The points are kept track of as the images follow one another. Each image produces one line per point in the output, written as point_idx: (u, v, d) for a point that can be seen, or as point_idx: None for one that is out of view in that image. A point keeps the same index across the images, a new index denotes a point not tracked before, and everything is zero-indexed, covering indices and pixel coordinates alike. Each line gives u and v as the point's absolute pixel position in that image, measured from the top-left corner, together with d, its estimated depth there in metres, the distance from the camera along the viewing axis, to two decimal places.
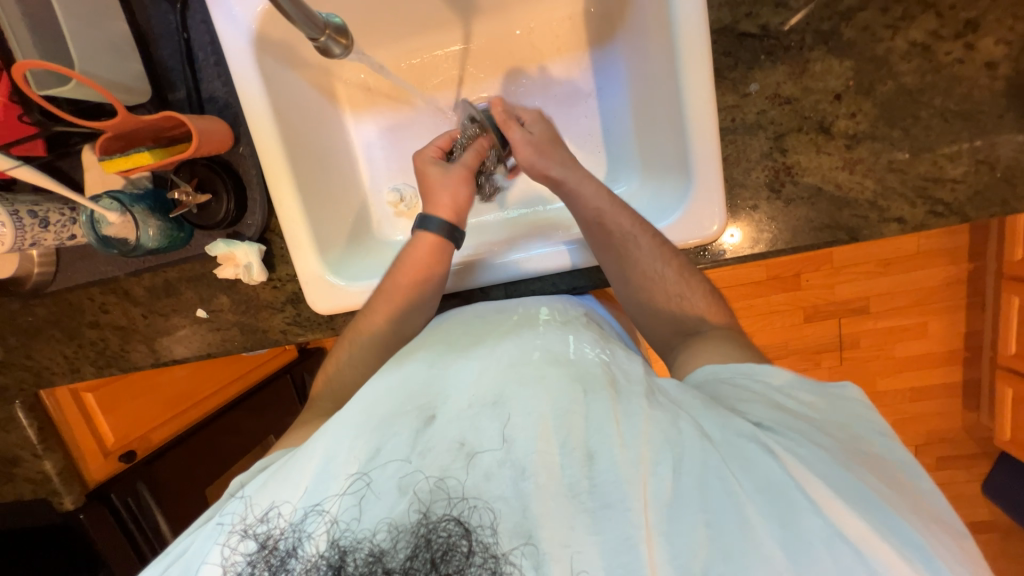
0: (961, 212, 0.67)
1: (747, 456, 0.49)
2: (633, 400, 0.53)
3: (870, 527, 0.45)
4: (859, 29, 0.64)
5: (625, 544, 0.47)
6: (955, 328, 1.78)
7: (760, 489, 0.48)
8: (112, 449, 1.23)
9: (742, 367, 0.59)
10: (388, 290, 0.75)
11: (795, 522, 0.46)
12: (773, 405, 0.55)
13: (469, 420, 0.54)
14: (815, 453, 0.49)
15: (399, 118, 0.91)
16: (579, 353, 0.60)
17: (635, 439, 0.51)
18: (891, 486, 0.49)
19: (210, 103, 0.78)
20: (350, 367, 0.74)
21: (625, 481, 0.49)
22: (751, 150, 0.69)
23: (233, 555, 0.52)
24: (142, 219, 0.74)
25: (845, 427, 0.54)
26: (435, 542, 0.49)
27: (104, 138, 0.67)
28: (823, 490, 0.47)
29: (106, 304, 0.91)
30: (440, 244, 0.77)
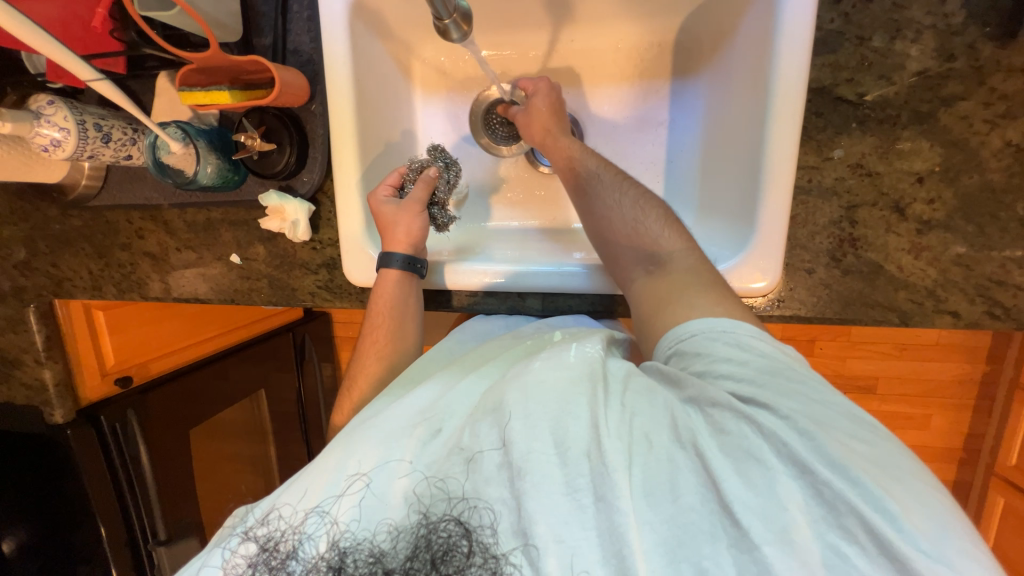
0: (1018, 318, 0.66)
1: (726, 430, 0.48)
2: (616, 398, 0.52)
3: (847, 496, 0.44)
4: (956, 118, 0.63)
5: (612, 517, 0.47)
6: (956, 426, 1.76)
7: (730, 455, 0.47)
8: (109, 371, 1.22)
9: (711, 322, 0.57)
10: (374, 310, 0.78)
11: (764, 483, 0.46)
12: (735, 368, 0.52)
13: (467, 426, 0.54)
14: (790, 422, 0.47)
15: (467, 105, 0.90)
16: (581, 355, 0.55)
17: (614, 417, 0.51)
18: (874, 446, 0.47)
19: (293, 56, 0.78)
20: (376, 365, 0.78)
21: (612, 470, 0.48)
22: (820, 215, 0.69)
23: (236, 557, 0.55)
24: (204, 154, 0.75)
25: (823, 385, 0.51)
26: (435, 542, 0.51)
27: (187, 70, 0.67)
28: (800, 458, 0.46)
29: (142, 230, 0.91)
30: (402, 278, 0.77)
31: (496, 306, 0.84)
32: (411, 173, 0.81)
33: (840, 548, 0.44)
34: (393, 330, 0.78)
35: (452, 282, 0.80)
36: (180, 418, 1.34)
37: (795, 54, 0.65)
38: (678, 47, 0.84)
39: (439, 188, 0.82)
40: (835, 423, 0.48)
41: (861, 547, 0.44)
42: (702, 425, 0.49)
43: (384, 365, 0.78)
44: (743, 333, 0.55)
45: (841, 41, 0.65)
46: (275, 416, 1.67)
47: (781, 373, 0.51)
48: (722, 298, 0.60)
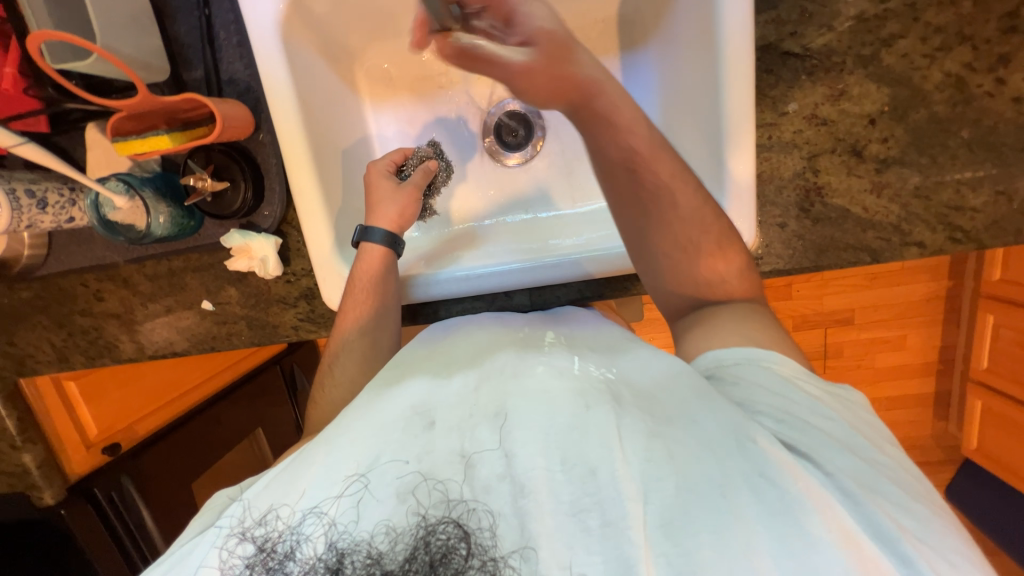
0: (978, 239, 0.70)
1: (765, 475, 0.48)
2: (634, 418, 0.51)
3: (876, 554, 0.45)
4: (898, 56, 0.65)
5: (621, 546, 0.46)
6: (931, 341, 1.86)
7: (766, 505, 0.46)
8: (94, 440, 1.17)
9: (760, 352, 0.59)
10: (354, 282, 0.76)
11: (803, 550, 0.44)
12: (787, 402, 0.55)
13: (467, 429, 0.53)
14: (830, 473, 0.49)
15: (419, 108, 0.88)
16: (585, 370, 0.56)
17: (637, 446, 0.49)
18: (910, 512, 0.48)
19: (229, 86, 0.73)
20: (359, 338, 0.75)
21: (625, 497, 0.47)
22: (784, 169, 0.70)
23: (231, 558, 0.52)
24: (153, 204, 0.70)
25: (868, 440, 0.54)
26: (434, 544, 0.48)
27: (119, 117, 0.62)
28: (841, 521, 0.46)
29: (101, 291, 0.86)
30: (386, 255, 0.77)
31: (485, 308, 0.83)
32: (412, 159, 0.84)
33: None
34: (375, 299, 0.75)
35: (431, 277, 0.79)
36: (180, 475, 1.30)
37: (740, 16, 0.65)
38: (623, 21, 0.84)
39: (437, 181, 0.86)
40: (877, 484, 0.50)
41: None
42: (744, 471, 0.48)
43: (365, 337, 0.75)
44: (789, 370, 0.57)
45: None
46: (277, 452, 1.64)
47: (825, 419, 0.54)
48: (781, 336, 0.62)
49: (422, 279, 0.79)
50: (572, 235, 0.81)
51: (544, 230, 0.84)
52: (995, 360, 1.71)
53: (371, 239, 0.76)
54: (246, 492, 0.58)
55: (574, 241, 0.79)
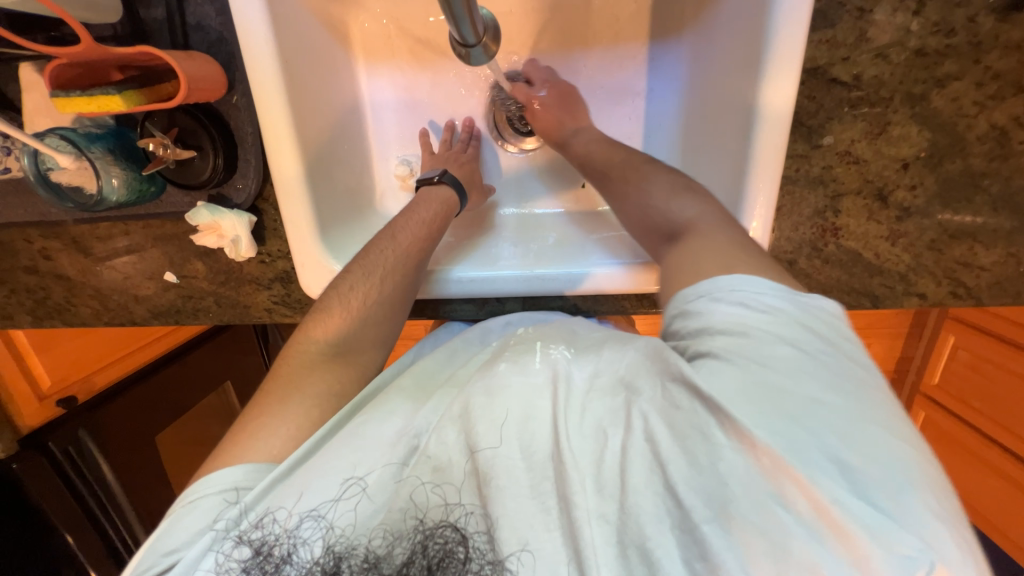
0: (977, 296, 0.69)
1: (679, 405, 0.44)
2: (581, 401, 0.50)
3: (789, 455, 0.39)
4: (948, 99, 0.60)
5: (571, 517, 0.46)
6: (892, 352, 1.91)
7: (674, 429, 0.44)
8: (47, 393, 1.10)
9: (739, 276, 0.50)
10: (394, 233, 0.68)
11: (707, 460, 0.42)
12: (732, 317, 0.47)
13: (435, 424, 0.53)
14: (757, 378, 0.43)
15: (419, 75, 0.79)
16: (543, 361, 0.54)
17: (575, 420, 0.49)
18: (851, 407, 0.41)
19: (198, 34, 0.62)
20: (376, 322, 0.64)
21: (570, 469, 0.46)
22: (805, 205, 0.66)
23: (226, 562, 0.48)
24: (103, 167, 0.61)
25: (807, 331, 0.46)
26: (431, 548, 0.48)
27: (59, 64, 0.52)
28: (745, 430, 0.40)
29: (48, 250, 0.77)
30: (450, 201, 0.73)
31: (474, 313, 0.79)
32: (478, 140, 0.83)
33: (773, 507, 0.39)
34: (407, 274, 0.66)
35: (447, 273, 0.72)
36: (142, 430, 1.26)
37: (796, 25, 0.57)
38: (658, 6, 0.74)
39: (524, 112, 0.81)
40: (818, 378, 0.42)
41: (796, 503, 0.39)
42: (656, 402, 0.46)
43: (387, 321, 0.65)
44: (750, 282, 0.49)
45: (840, 13, 0.58)
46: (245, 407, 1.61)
47: (782, 322, 0.46)
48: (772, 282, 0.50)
49: (440, 278, 0.72)
50: (589, 243, 0.75)
51: (553, 234, 0.78)
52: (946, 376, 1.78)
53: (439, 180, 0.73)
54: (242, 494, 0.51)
55: (591, 249, 0.73)
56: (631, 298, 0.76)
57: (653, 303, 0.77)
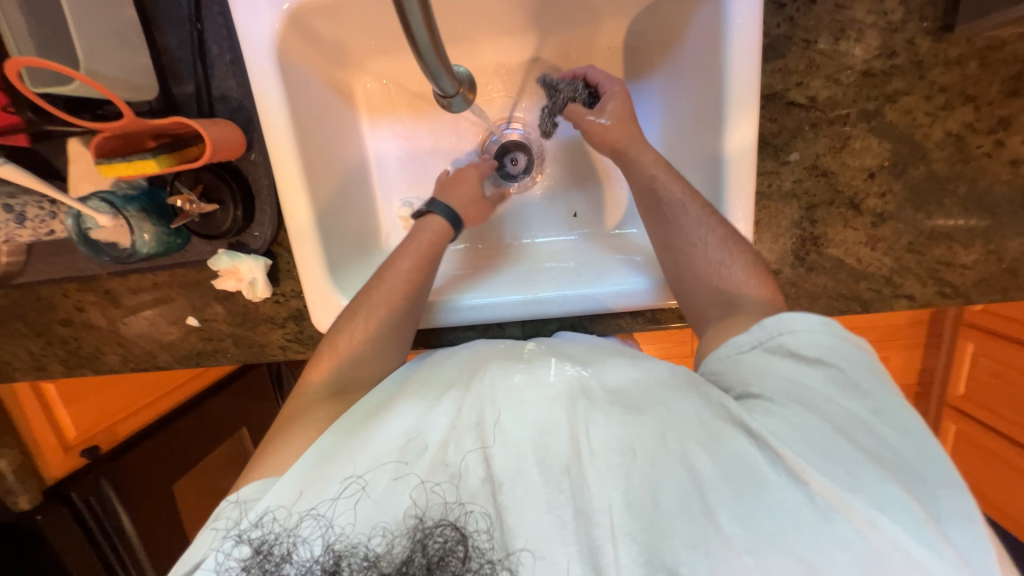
0: (965, 294, 0.71)
1: (721, 439, 0.49)
2: (599, 412, 0.52)
3: (847, 496, 0.44)
4: (901, 112, 0.64)
5: (590, 531, 0.48)
6: (909, 363, 1.88)
7: (720, 462, 0.48)
8: (72, 443, 1.15)
9: (799, 318, 0.53)
10: (390, 267, 0.72)
11: (758, 495, 0.46)
12: (791, 364, 0.52)
13: (448, 435, 0.53)
14: (811, 424, 0.47)
15: (417, 125, 0.87)
16: (559, 374, 0.55)
17: (598, 435, 0.51)
18: (899, 454, 0.46)
19: (221, 104, 0.70)
20: (381, 348, 0.69)
21: (590, 483, 0.49)
22: (782, 217, 0.70)
23: (227, 560, 0.51)
24: (137, 223, 0.68)
25: (868, 379, 0.49)
26: (431, 547, 0.49)
27: (102, 137, 0.60)
28: (797, 467, 0.45)
29: (82, 302, 0.83)
30: (446, 230, 0.77)
31: (476, 339, 0.83)
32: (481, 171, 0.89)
33: (827, 545, 0.43)
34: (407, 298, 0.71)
35: (454, 300, 0.77)
36: (162, 477, 1.28)
37: (747, 58, 0.63)
38: (630, 51, 0.82)
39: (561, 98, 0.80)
40: (866, 427, 0.47)
41: (850, 539, 0.43)
42: (698, 436, 0.49)
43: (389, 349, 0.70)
44: (802, 326, 0.53)
45: (788, 46, 0.64)
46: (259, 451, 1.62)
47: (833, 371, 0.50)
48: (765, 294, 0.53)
49: (448, 305, 0.76)
50: (597, 263, 0.80)
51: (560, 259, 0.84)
52: (970, 386, 1.73)
53: (434, 211, 0.77)
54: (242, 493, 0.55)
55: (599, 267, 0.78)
56: (627, 316, 0.79)
57: (648, 321, 0.80)
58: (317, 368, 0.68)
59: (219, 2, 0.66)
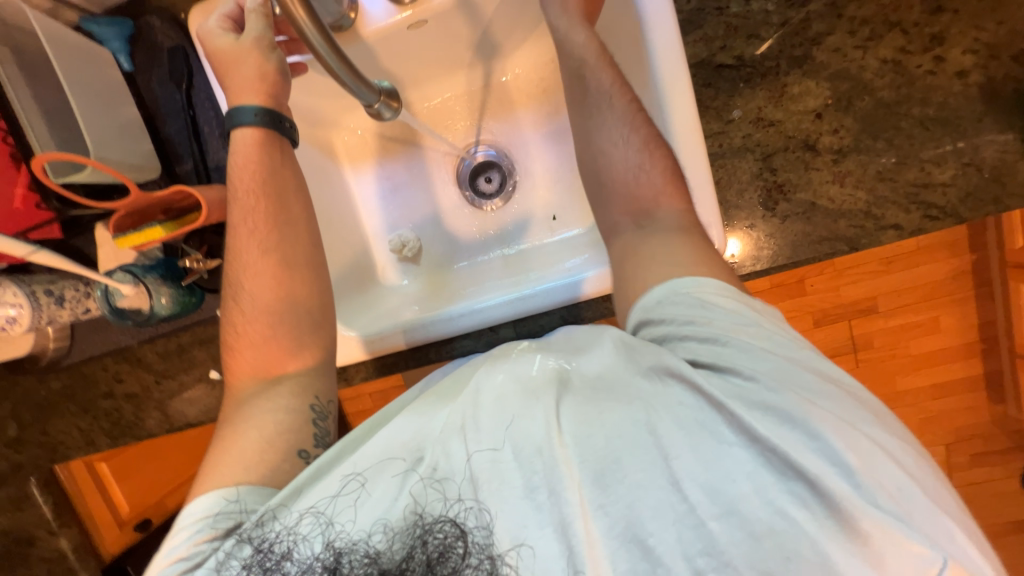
0: (955, 212, 0.68)
1: (683, 402, 0.46)
2: (576, 398, 0.49)
3: (804, 458, 0.42)
4: (830, 52, 0.67)
5: (562, 511, 0.46)
6: (968, 320, 1.60)
7: (683, 428, 0.46)
8: (126, 518, 1.25)
9: (694, 283, 0.51)
10: (247, 224, 0.66)
11: (715, 456, 0.44)
12: (708, 325, 0.49)
13: (440, 443, 0.50)
14: (755, 381, 0.45)
15: (395, 165, 0.96)
16: (541, 369, 0.51)
17: (576, 413, 0.49)
18: (850, 411, 0.45)
19: (217, 172, 0.79)
20: (293, 344, 0.65)
21: (563, 464, 0.47)
22: (741, 173, 0.71)
23: (228, 559, 0.50)
24: (155, 288, 0.77)
25: (789, 339, 0.49)
26: (431, 543, 0.48)
27: (118, 216, 0.70)
28: (749, 426, 0.44)
29: (120, 373, 0.91)
30: (261, 136, 0.67)
31: (473, 346, 0.84)
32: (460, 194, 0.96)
33: (782, 503, 0.43)
34: (289, 272, 0.66)
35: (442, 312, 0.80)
36: None
37: (667, 34, 0.66)
38: None
39: None
40: (798, 378, 0.46)
41: (809, 498, 0.43)
42: (662, 402, 0.47)
43: (302, 319, 0.66)
44: (715, 293, 0.51)
45: (703, 16, 0.69)
46: None
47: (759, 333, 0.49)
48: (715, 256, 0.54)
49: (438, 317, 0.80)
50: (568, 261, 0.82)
51: (536, 264, 0.86)
52: None
53: (241, 120, 0.67)
54: (241, 494, 0.53)
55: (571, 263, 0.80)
56: (613, 298, 0.80)
57: None
58: (236, 362, 0.65)
59: (205, 89, 0.78)
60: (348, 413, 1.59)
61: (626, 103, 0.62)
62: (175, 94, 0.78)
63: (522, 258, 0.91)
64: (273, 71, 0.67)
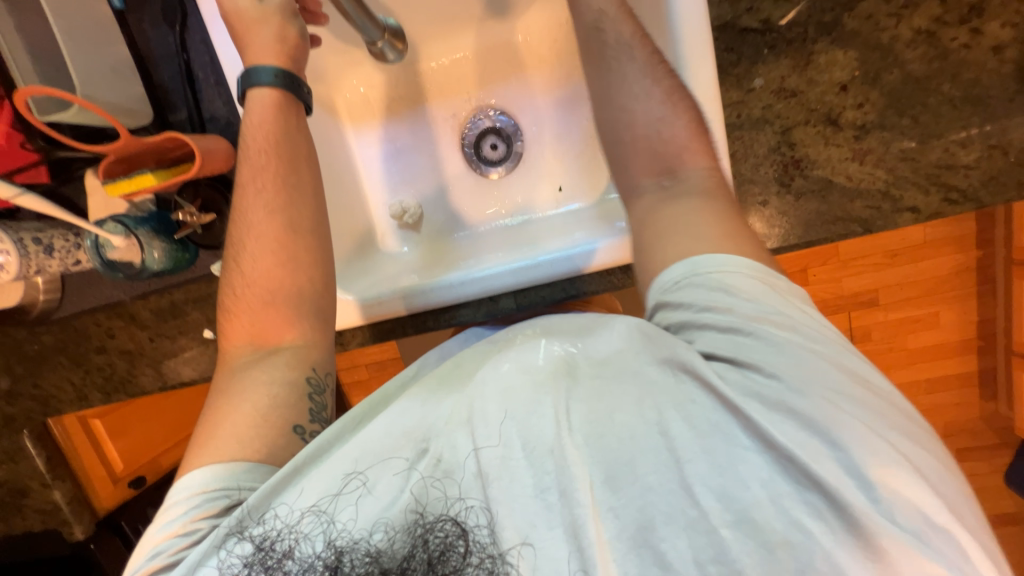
0: (976, 197, 0.66)
1: (693, 399, 0.45)
2: (586, 391, 0.48)
3: (824, 469, 0.41)
4: (861, 19, 0.64)
5: (573, 512, 0.46)
6: (967, 317, 1.60)
7: (697, 434, 0.44)
8: (120, 475, 1.22)
9: (715, 260, 0.49)
10: (255, 183, 0.64)
11: (728, 459, 0.43)
12: (727, 311, 0.47)
13: (446, 437, 0.50)
14: (783, 381, 0.43)
15: (398, 126, 0.92)
16: (547, 357, 0.51)
17: (585, 407, 0.48)
18: (884, 421, 0.43)
19: (212, 123, 0.76)
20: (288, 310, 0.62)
21: (574, 465, 0.46)
22: (758, 145, 0.68)
23: (228, 557, 0.50)
24: (148, 240, 0.74)
25: (824, 334, 0.46)
26: (432, 542, 0.48)
27: (108, 162, 0.68)
28: (765, 433, 0.43)
29: (112, 329, 0.90)
30: (278, 99, 0.64)
31: (472, 315, 0.83)
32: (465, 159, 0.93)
33: (799, 515, 0.42)
34: (293, 239, 0.63)
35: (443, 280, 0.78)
36: None
37: None
38: None
39: None
40: (823, 379, 0.43)
41: (825, 510, 0.42)
42: (675, 400, 0.46)
43: (307, 289, 0.63)
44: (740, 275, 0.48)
45: None
46: None
47: (791, 329, 0.46)
48: (727, 228, 0.51)
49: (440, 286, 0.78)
50: (575, 233, 0.79)
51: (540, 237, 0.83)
52: None
53: (257, 80, 0.64)
54: (241, 487, 0.53)
55: (578, 235, 0.78)
56: (618, 273, 0.79)
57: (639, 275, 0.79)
58: (231, 329, 0.62)
59: (200, 32, 0.74)
60: (344, 383, 1.59)
61: (650, 59, 0.59)
62: (169, 37, 0.74)
63: (525, 231, 0.87)
64: (279, 16, 0.64)
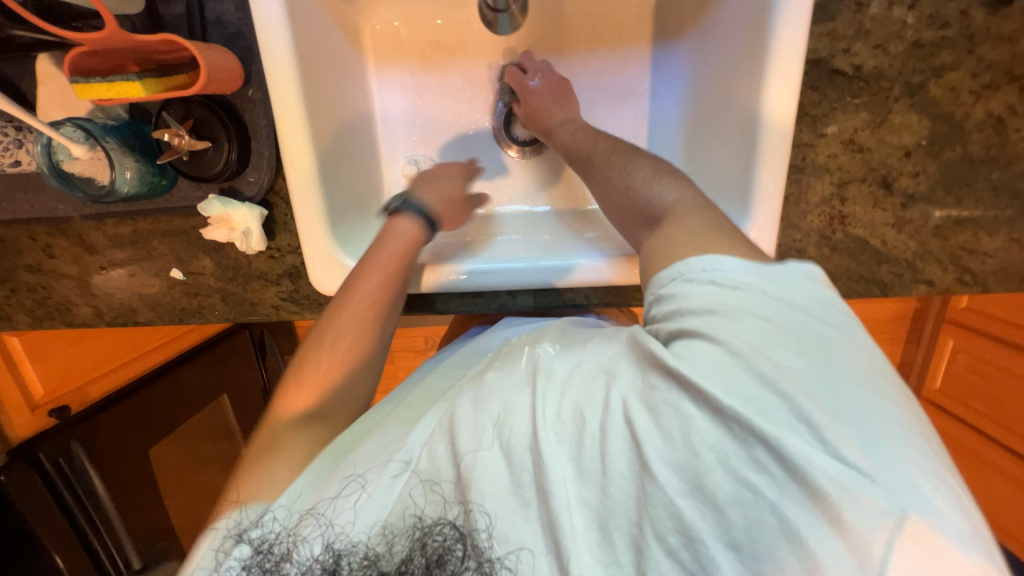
0: (983, 282, 0.70)
1: (654, 385, 0.40)
2: (550, 391, 0.46)
3: (790, 449, 0.34)
4: (945, 88, 0.63)
5: (550, 509, 0.42)
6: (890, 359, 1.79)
7: (650, 408, 0.39)
8: (39, 402, 1.06)
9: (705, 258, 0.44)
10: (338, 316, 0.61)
11: (680, 432, 0.38)
12: (705, 296, 0.42)
13: (425, 445, 0.50)
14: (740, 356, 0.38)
15: (428, 75, 0.79)
16: (528, 361, 0.51)
17: (552, 407, 0.44)
18: (856, 392, 0.36)
19: (215, 29, 0.64)
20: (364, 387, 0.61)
21: (545, 461, 0.42)
22: (812, 193, 0.67)
23: (228, 561, 0.50)
24: (118, 158, 0.62)
25: (799, 298, 0.40)
26: (430, 545, 0.47)
27: (79, 52, 0.53)
28: (716, 401, 0.36)
29: (52, 247, 0.76)
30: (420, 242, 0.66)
31: (484, 306, 0.78)
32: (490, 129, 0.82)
33: (769, 510, 0.35)
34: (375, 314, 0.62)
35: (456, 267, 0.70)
36: (138, 444, 1.19)
37: (794, 20, 0.59)
38: (660, 9, 0.76)
39: None
40: (782, 341, 0.38)
41: (789, 488, 0.34)
42: (633, 383, 0.42)
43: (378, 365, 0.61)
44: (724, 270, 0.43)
45: (839, 7, 0.61)
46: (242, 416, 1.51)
47: (780, 305, 0.40)
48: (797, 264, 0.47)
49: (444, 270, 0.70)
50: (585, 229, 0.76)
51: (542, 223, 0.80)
52: (948, 381, 1.66)
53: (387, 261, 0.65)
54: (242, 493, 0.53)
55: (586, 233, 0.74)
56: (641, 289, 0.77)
57: None
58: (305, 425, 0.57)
59: None
60: None
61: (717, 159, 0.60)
62: None
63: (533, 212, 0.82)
64: None
